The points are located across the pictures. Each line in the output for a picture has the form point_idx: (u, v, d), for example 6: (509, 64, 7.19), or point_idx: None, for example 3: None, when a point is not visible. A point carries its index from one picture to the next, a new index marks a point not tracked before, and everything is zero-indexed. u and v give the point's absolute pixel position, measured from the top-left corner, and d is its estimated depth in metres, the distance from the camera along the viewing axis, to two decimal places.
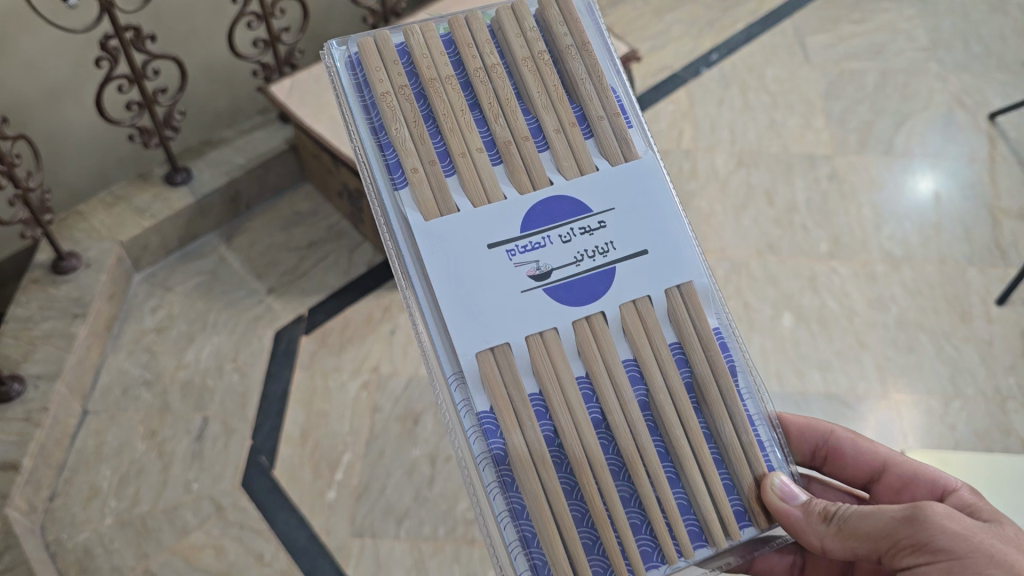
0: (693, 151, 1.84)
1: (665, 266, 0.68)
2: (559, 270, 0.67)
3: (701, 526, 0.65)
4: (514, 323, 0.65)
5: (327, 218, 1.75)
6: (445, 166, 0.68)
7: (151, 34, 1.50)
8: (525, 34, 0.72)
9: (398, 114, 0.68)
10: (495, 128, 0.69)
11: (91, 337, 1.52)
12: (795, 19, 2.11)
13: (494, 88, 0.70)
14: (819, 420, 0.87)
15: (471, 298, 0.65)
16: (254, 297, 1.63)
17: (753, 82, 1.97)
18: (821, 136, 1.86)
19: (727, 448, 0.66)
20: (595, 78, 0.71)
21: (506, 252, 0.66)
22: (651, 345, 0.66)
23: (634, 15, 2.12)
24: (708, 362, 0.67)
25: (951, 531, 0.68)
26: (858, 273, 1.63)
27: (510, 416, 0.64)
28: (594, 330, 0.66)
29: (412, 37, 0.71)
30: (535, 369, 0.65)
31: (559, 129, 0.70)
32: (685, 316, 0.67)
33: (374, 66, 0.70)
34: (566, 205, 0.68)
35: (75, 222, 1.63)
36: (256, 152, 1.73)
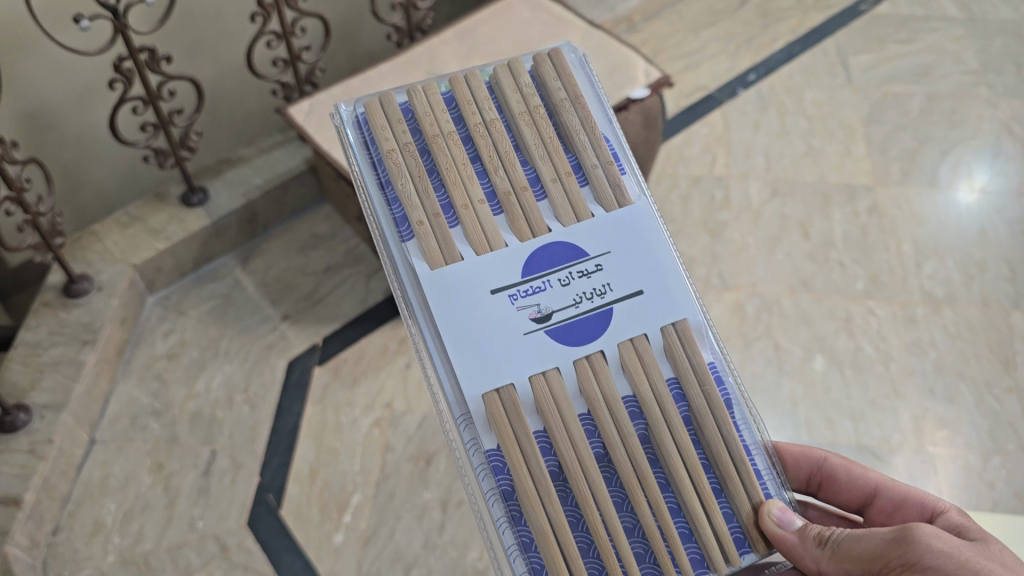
0: (726, 178, 1.76)
1: (661, 305, 0.68)
2: (560, 313, 0.67)
3: (703, 553, 0.64)
4: (518, 366, 0.65)
5: (345, 241, 1.71)
6: (449, 219, 0.69)
7: (167, 55, 1.45)
8: (522, 90, 0.74)
9: (405, 168, 0.70)
10: (495, 179, 0.70)
11: (100, 364, 1.48)
12: (837, 38, 2.03)
13: (493, 142, 0.72)
14: (813, 447, 0.88)
15: (475, 345, 0.65)
16: (268, 324, 1.59)
17: (791, 105, 1.89)
18: (861, 164, 1.78)
19: (725, 475, 0.65)
20: (589, 130, 0.73)
21: (508, 298, 0.66)
22: (650, 383, 0.66)
23: (670, 31, 2.05)
24: (704, 397, 0.66)
25: (938, 549, 0.67)
26: (895, 315, 1.55)
27: (516, 453, 0.64)
28: (594, 368, 0.65)
29: (415, 97, 0.74)
30: (538, 408, 0.64)
31: (557, 179, 0.71)
32: (681, 352, 0.67)
33: (380, 125, 0.72)
34: (566, 250, 0.68)
35: (89, 243, 1.60)
36: (275, 173, 1.68)
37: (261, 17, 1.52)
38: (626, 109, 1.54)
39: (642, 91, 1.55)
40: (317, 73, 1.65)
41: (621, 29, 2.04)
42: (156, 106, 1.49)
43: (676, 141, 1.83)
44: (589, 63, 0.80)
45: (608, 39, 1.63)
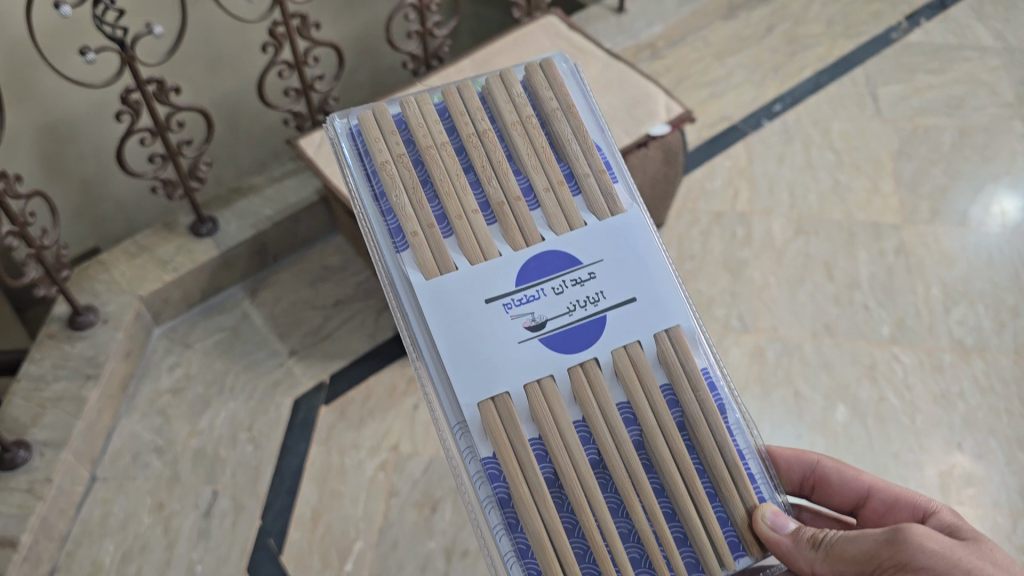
0: (749, 215, 1.71)
1: (651, 312, 0.69)
2: (555, 321, 0.68)
3: (698, 557, 0.66)
4: (512, 374, 0.66)
5: (356, 274, 1.67)
6: (443, 228, 0.69)
7: (176, 86, 1.42)
8: (514, 101, 0.74)
9: (400, 179, 0.70)
10: (489, 189, 0.70)
11: (104, 400, 1.46)
12: (867, 66, 1.97)
13: (487, 151, 0.72)
14: (806, 451, 0.91)
15: (471, 352, 0.66)
16: (274, 360, 1.56)
17: (817, 138, 1.84)
18: (889, 201, 1.72)
19: (719, 480, 0.67)
20: (581, 138, 0.73)
21: (502, 306, 0.68)
22: (645, 392, 0.67)
23: (694, 58, 2.01)
24: (699, 404, 0.67)
25: (932, 550, 0.70)
26: (922, 362, 1.49)
27: (513, 462, 0.65)
28: (588, 376, 0.67)
29: (409, 108, 0.73)
30: (533, 416, 0.66)
31: (549, 187, 0.71)
32: (674, 358, 0.68)
33: (374, 137, 0.72)
34: (561, 259, 0.69)
35: (96, 273, 1.57)
36: (286, 203, 1.65)
37: (272, 47, 1.49)
38: (646, 146, 1.49)
39: (662, 127, 1.49)
40: (330, 103, 1.61)
41: (644, 56, 2.00)
42: (165, 137, 1.46)
43: (698, 173, 1.79)
44: (581, 71, 0.80)
45: (629, 71, 1.58)
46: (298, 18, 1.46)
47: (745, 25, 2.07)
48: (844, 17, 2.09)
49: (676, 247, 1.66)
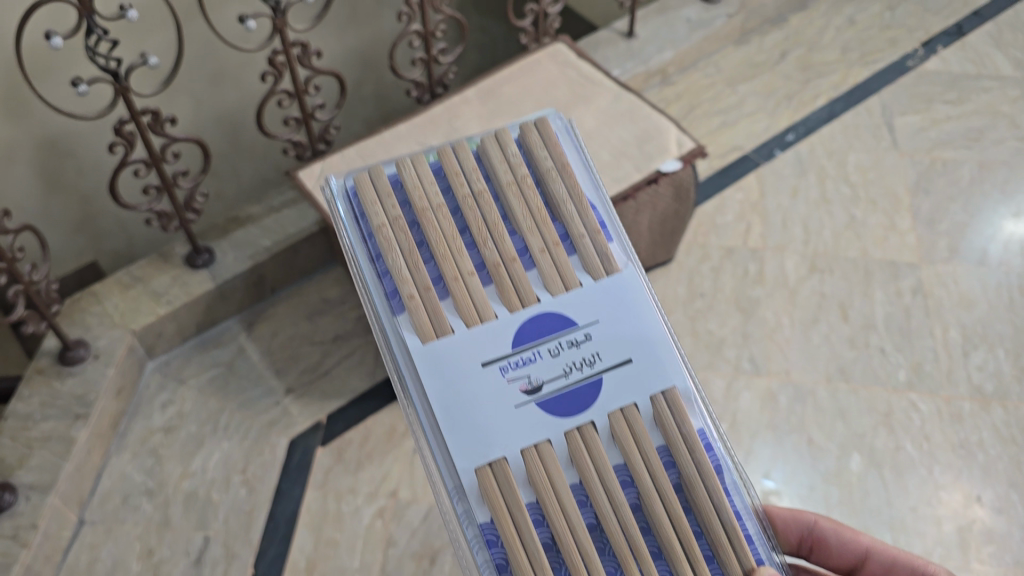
0: (761, 251, 1.67)
1: (650, 375, 0.63)
2: (551, 384, 0.63)
3: None
4: (509, 441, 0.61)
5: (355, 307, 1.62)
6: (439, 290, 0.64)
7: (172, 117, 1.37)
8: (509, 160, 0.68)
9: (395, 241, 0.65)
10: (485, 250, 0.64)
11: (93, 439, 1.41)
12: (883, 95, 1.92)
13: (482, 214, 0.66)
14: (804, 512, 0.93)
15: (466, 419, 0.61)
16: (270, 398, 1.51)
17: (832, 170, 1.79)
18: (906, 239, 1.67)
19: (716, 542, 0.61)
20: (578, 199, 0.67)
21: (499, 369, 0.62)
22: (643, 455, 0.61)
23: (705, 84, 1.96)
24: (697, 467, 0.62)
25: None
26: (941, 410, 1.44)
27: (511, 529, 0.60)
28: (586, 441, 0.62)
29: (405, 170, 0.68)
30: (530, 479, 0.61)
31: (545, 249, 0.65)
32: (670, 419, 0.62)
33: (369, 200, 0.66)
34: (557, 320, 0.63)
35: (88, 305, 1.52)
36: (284, 233, 1.60)
37: (272, 76, 1.44)
38: (658, 183, 1.44)
39: (674, 164, 1.44)
40: (332, 131, 1.56)
41: (654, 82, 1.95)
42: (160, 168, 1.41)
43: (709, 206, 1.74)
44: (575, 127, 0.74)
45: (640, 104, 1.53)
46: (299, 46, 1.41)
47: (757, 51, 2.02)
48: (858, 43, 2.04)
49: (686, 284, 1.62)
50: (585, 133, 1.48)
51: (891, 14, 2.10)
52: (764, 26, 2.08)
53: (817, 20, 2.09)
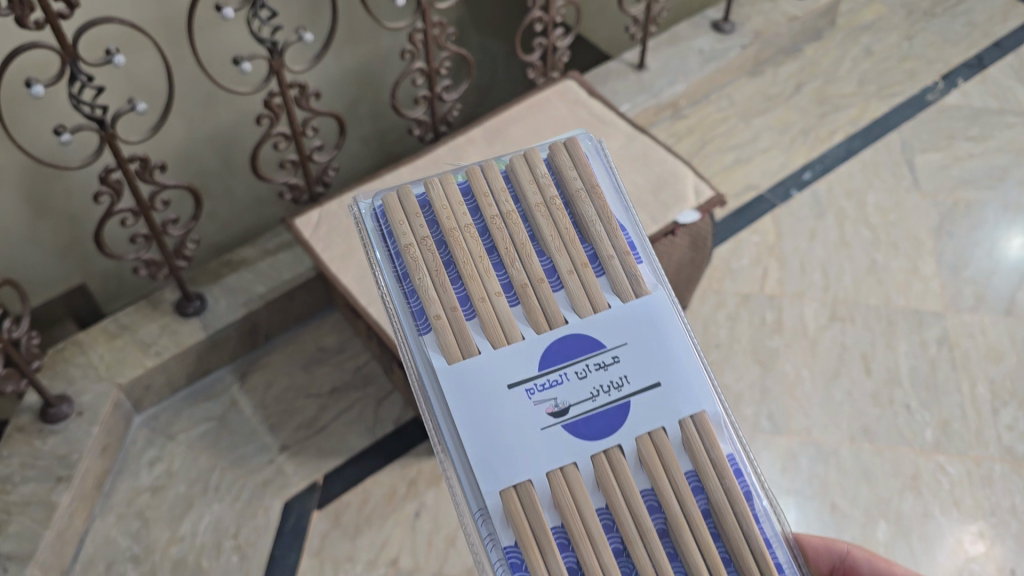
0: (779, 298, 1.60)
1: (685, 400, 0.57)
2: (579, 408, 0.57)
3: None
4: (534, 468, 0.55)
5: (354, 356, 1.55)
6: (465, 310, 0.58)
7: (161, 164, 1.30)
8: (538, 180, 0.62)
9: (421, 257, 0.59)
10: (512, 268, 0.59)
11: (76, 502, 1.32)
12: (903, 131, 1.85)
13: (511, 234, 0.60)
14: (837, 540, 0.72)
15: (489, 445, 0.55)
16: (264, 456, 1.43)
17: (851, 211, 1.72)
18: (931, 285, 1.60)
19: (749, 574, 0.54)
20: (608, 219, 0.61)
21: (524, 392, 0.57)
22: (671, 480, 0.55)
23: (718, 118, 1.89)
24: (724, 490, 0.55)
25: None
26: (970, 473, 1.37)
27: (534, 553, 0.53)
28: (614, 467, 0.55)
29: (432, 188, 0.62)
30: (556, 504, 0.55)
31: (573, 269, 0.60)
32: (701, 445, 0.56)
33: (397, 220, 0.60)
34: (585, 340, 0.58)
35: (72, 355, 1.44)
36: (280, 279, 1.53)
37: (268, 119, 1.36)
38: (674, 234, 1.38)
39: (692, 214, 1.37)
40: (330, 174, 1.49)
41: (665, 115, 1.88)
42: (149, 217, 1.33)
43: (723, 248, 1.67)
44: (607, 148, 0.68)
45: (654, 146, 1.46)
46: (297, 87, 1.34)
47: (771, 83, 1.95)
48: (876, 75, 1.96)
49: (701, 334, 1.55)
50: None
51: (909, 44, 2.03)
52: (778, 57, 2.01)
53: (833, 50, 2.02)
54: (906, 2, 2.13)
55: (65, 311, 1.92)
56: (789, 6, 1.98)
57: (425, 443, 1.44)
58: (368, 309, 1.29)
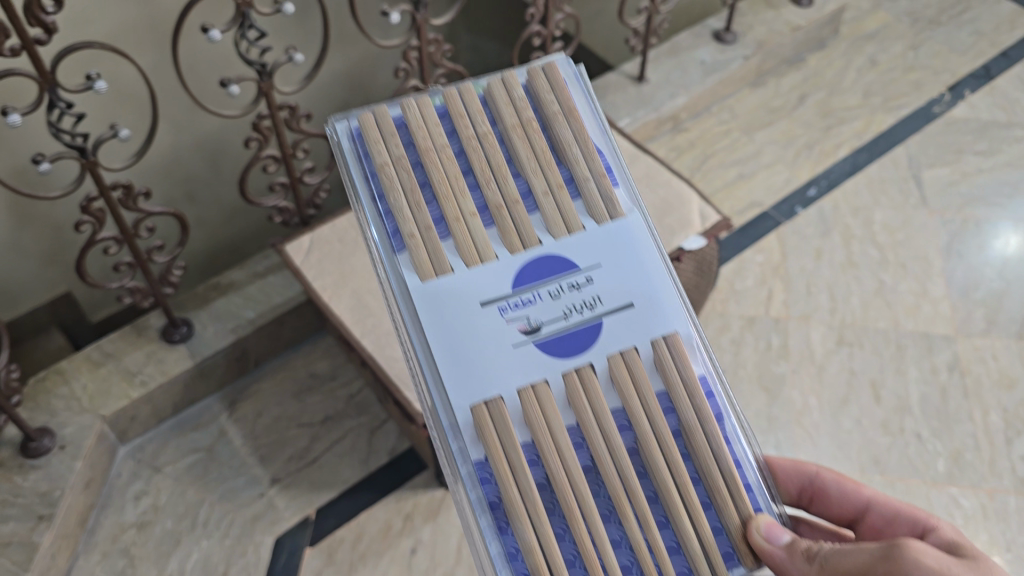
0: (784, 320, 1.55)
1: (653, 321, 0.62)
2: (550, 326, 0.61)
3: (690, 567, 0.59)
4: (506, 380, 0.59)
5: (347, 384, 1.50)
6: (440, 230, 0.62)
7: (146, 190, 1.24)
8: (514, 103, 0.66)
9: (397, 179, 0.62)
10: (487, 190, 0.63)
11: (59, 541, 1.26)
12: (909, 144, 1.81)
13: (486, 155, 0.64)
14: (806, 462, 0.87)
15: (462, 355, 0.59)
16: (254, 489, 1.38)
17: (858, 229, 1.68)
18: (940, 307, 1.57)
19: (713, 488, 0.61)
20: (583, 143, 0.65)
21: (498, 310, 0.60)
22: (640, 398, 0.60)
23: (720, 131, 1.84)
24: (695, 412, 0.61)
25: (928, 565, 0.62)
26: (985, 506, 1.33)
27: (504, 466, 0.58)
28: (584, 383, 0.60)
29: (409, 111, 0.65)
30: (526, 422, 0.59)
31: (549, 192, 0.64)
32: (672, 365, 0.61)
33: (374, 139, 0.64)
34: (558, 259, 0.62)
35: (54, 385, 1.39)
36: (270, 304, 1.48)
37: (257, 142, 1.31)
38: (680, 260, 1.32)
39: (698, 240, 1.32)
40: (322, 195, 1.44)
41: (666, 128, 1.83)
42: (133, 244, 1.28)
43: (726, 269, 1.63)
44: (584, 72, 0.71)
45: (659, 167, 1.43)
46: (288, 109, 1.29)
47: (774, 94, 1.91)
48: (881, 86, 1.92)
49: None
50: None
51: (914, 54, 1.98)
52: (781, 67, 1.97)
53: (837, 61, 1.97)
54: (911, 11, 2.09)
55: (50, 319, 1.86)
56: (792, 15, 1.94)
57: (421, 475, 1.40)
58: (363, 341, 1.24)
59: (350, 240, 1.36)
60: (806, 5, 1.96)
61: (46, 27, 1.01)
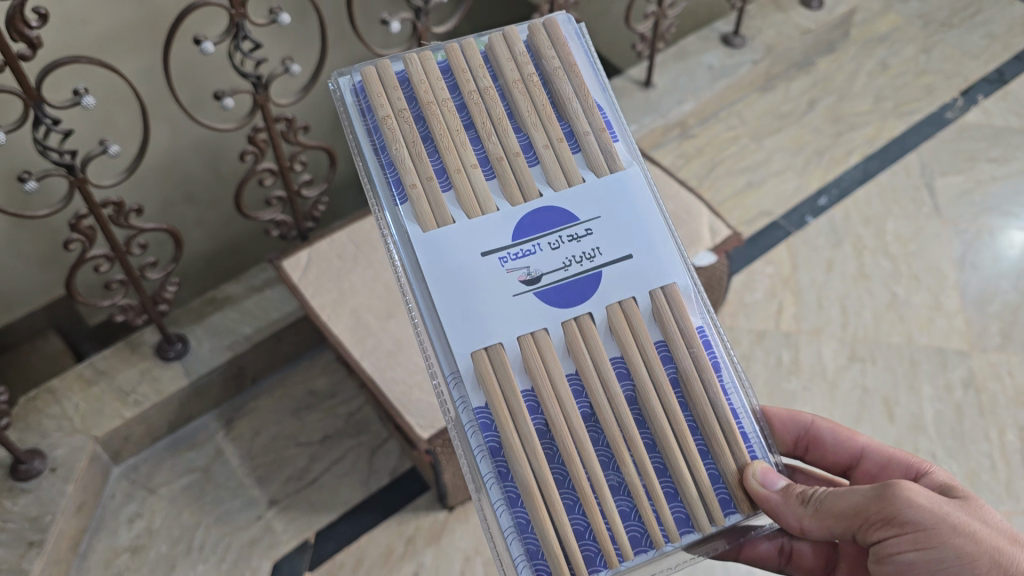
0: (795, 335, 1.52)
1: (649, 271, 0.70)
2: (550, 276, 0.69)
3: (687, 513, 0.66)
4: (507, 328, 0.67)
5: (346, 401, 1.47)
6: (442, 183, 0.70)
7: (138, 206, 1.20)
8: (515, 59, 0.74)
9: (400, 136, 0.71)
10: (487, 145, 0.71)
11: (50, 568, 1.22)
12: (922, 151, 1.77)
13: (487, 108, 0.72)
14: (801, 412, 0.92)
15: (465, 301, 0.67)
16: (251, 512, 1.34)
17: (869, 240, 1.63)
18: (954, 321, 1.53)
19: (711, 438, 0.67)
20: (582, 98, 0.73)
21: (498, 259, 0.68)
22: (638, 344, 0.68)
23: (728, 137, 1.80)
24: (692, 361, 0.68)
25: (918, 504, 0.71)
26: None
27: (503, 410, 0.66)
28: (582, 330, 0.68)
29: (412, 65, 0.74)
30: (526, 368, 0.67)
31: (548, 145, 0.72)
32: (669, 316, 0.69)
33: (376, 92, 0.72)
34: (556, 212, 0.70)
35: (45, 405, 1.35)
36: (267, 319, 1.45)
37: (252, 154, 1.26)
38: None
39: (708, 256, 1.28)
40: (321, 209, 1.40)
41: (672, 135, 1.79)
42: (125, 261, 1.24)
43: (736, 281, 1.59)
44: (585, 31, 0.80)
45: (667, 179, 1.39)
46: (284, 121, 1.25)
47: (783, 99, 1.87)
48: (892, 91, 1.88)
49: None
50: None
51: (925, 58, 1.94)
52: (790, 71, 1.93)
53: (846, 65, 1.93)
54: (922, 12, 2.05)
55: (47, 323, 1.81)
56: (802, 18, 1.90)
57: (422, 497, 1.36)
58: (363, 363, 1.20)
59: (349, 255, 1.32)
60: (815, 7, 1.92)
61: (30, 41, 0.98)
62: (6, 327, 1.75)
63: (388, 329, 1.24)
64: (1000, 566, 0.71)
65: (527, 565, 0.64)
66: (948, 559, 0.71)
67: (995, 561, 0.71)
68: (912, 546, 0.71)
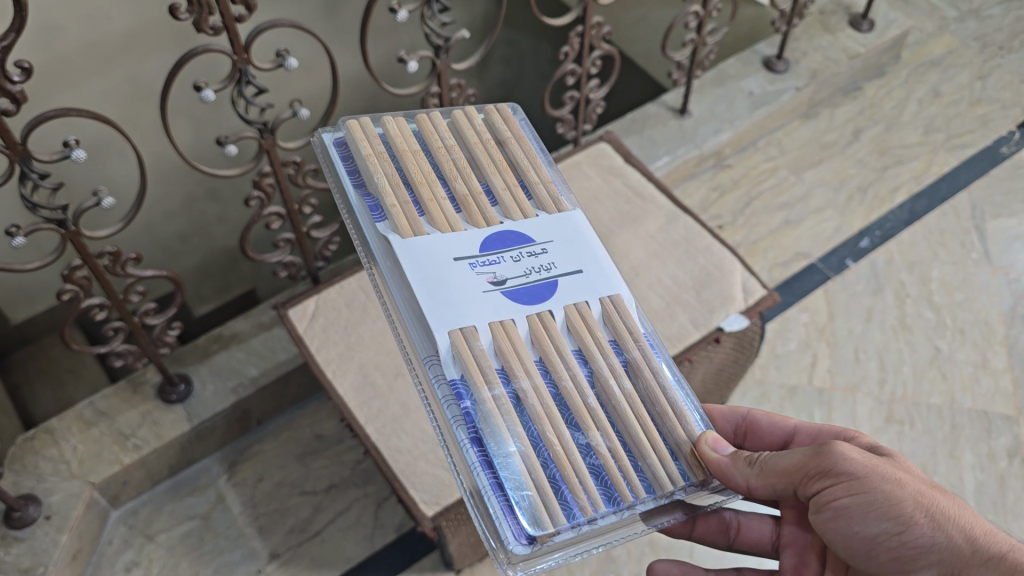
0: (829, 392, 1.41)
1: (600, 282, 0.67)
2: (515, 281, 0.65)
3: (650, 479, 0.59)
4: (477, 315, 0.62)
5: (352, 449, 1.42)
6: (417, 210, 0.66)
7: (136, 254, 1.15)
8: (475, 128, 0.72)
9: (379, 167, 0.67)
10: (453, 183, 0.68)
11: None
12: (973, 190, 1.67)
13: (452, 158, 0.69)
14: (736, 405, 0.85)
15: (440, 291, 0.62)
16: (250, 565, 1.28)
17: (912, 288, 1.54)
18: (1001, 382, 1.41)
19: (659, 412, 0.62)
20: (533, 161, 0.72)
21: (468, 264, 0.64)
22: (593, 337, 0.63)
23: (766, 168, 1.72)
24: (641, 352, 0.63)
25: (853, 458, 0.69)
26: None
27: (477, 376, 0.59)
28: (545, 324, 0.63)
29: (387, 125, 0.71)
30: (497, 349, 0.61)
31: (506, 188, 0.69)
32: (616, 316, 0.65)
33: (357, 136, 0.69)
34: (512, 234, 0.67)
35: (42, 447, 1.29)
36: (274, 361, 1.40)
37: (258, 200, 1.19)
38: (717, 341, 1.19)
39: (739, 319, 1.20)
40: (330, 249, 1.34)
41: (707, 165, 1.70)
42: (122, 310, 1.18)
43: (770, 330, 1.50)
44: (529, 125, 0.80)
45: (698, 229, 1.30)
46: (292, 165, 1.18)
47: (826, 128, 1.78)
48: (944, 121, 1.79)
49: None
50: (631, 271, 1.25)
51: (981, 85, 1.85)
52: (834, 97, 1.84)
53: (896, 91, 1.84)
54: (979, 35, 1.95)
55: (51, 325, 1.98)
56: (850, 41, 1.80)
57: (426, 557, 1.30)
58: (366, 428, 1.13)
59: (358, 305, 1.25)
60: (865, 29, 1.82)
61: (14, 96, 0.91)
62: (27, 318, 1.89)
63: (395, 390, 1.17)
64: (926, 509, 0.68)
65: (507, 520, 0.55)
66: (880, 504, 0.68)
67: (923, 505, 0.68)
68: (847, 493, 0.69)
